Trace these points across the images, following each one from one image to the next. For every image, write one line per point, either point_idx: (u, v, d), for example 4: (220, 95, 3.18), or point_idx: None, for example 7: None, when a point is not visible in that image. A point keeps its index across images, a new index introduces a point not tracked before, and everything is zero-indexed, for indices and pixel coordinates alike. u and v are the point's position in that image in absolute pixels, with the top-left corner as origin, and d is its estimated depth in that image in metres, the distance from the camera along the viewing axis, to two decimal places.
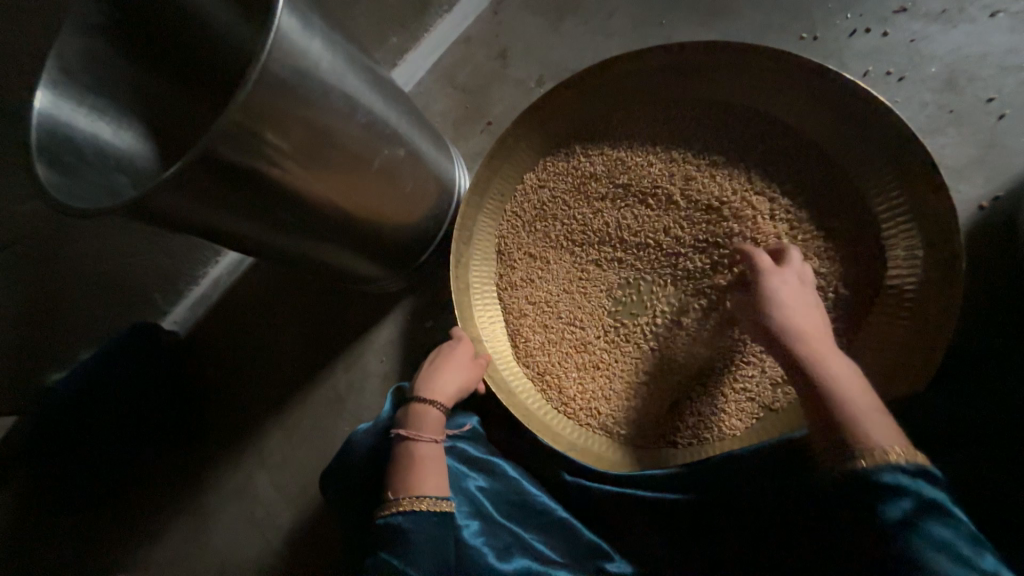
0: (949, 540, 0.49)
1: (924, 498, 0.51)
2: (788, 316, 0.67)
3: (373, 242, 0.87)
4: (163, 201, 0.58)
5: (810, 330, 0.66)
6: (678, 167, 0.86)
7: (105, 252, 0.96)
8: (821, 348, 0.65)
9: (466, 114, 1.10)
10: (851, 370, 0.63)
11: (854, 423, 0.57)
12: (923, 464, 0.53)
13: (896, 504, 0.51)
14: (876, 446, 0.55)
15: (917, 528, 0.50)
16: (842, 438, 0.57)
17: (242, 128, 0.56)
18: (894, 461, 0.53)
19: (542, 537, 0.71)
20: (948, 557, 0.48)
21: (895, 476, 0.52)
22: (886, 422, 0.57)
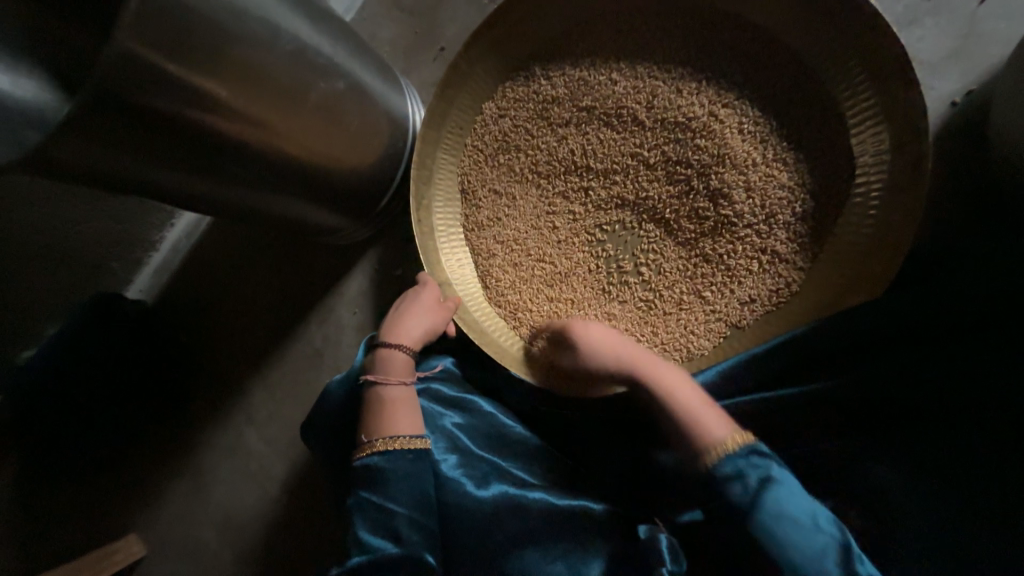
0: (785, 506, 0.54)
1: (760, 477, 0.55)
2: (608, 356, 0.70)
3: (326, 188, 0.82)
4: (67, 150, 0.52)
5: (634, 356, 0.70)
6: (643, 84, 0.81)
7: (46, 219, 0.90)
8: (647, 366, 0.68)
9: (416, 41, 1.01)
10: (680, 377, 0.66)
11: (693, 426, 0.60)
12: (753, 444, 0.57)
13: (740, 488, 0.55)
14: (717, 441, 0.58)
15: (760, 506, 0.54)
16: (692, 445, 0.59)
17: (141, 63, 0.51)
18: (731, 452, 0.57)
19: (519, 463, 0.73)
20: (788, 526, 0.53)
21: (734, 465, 0.56)
22: (717, 412, 0.61)
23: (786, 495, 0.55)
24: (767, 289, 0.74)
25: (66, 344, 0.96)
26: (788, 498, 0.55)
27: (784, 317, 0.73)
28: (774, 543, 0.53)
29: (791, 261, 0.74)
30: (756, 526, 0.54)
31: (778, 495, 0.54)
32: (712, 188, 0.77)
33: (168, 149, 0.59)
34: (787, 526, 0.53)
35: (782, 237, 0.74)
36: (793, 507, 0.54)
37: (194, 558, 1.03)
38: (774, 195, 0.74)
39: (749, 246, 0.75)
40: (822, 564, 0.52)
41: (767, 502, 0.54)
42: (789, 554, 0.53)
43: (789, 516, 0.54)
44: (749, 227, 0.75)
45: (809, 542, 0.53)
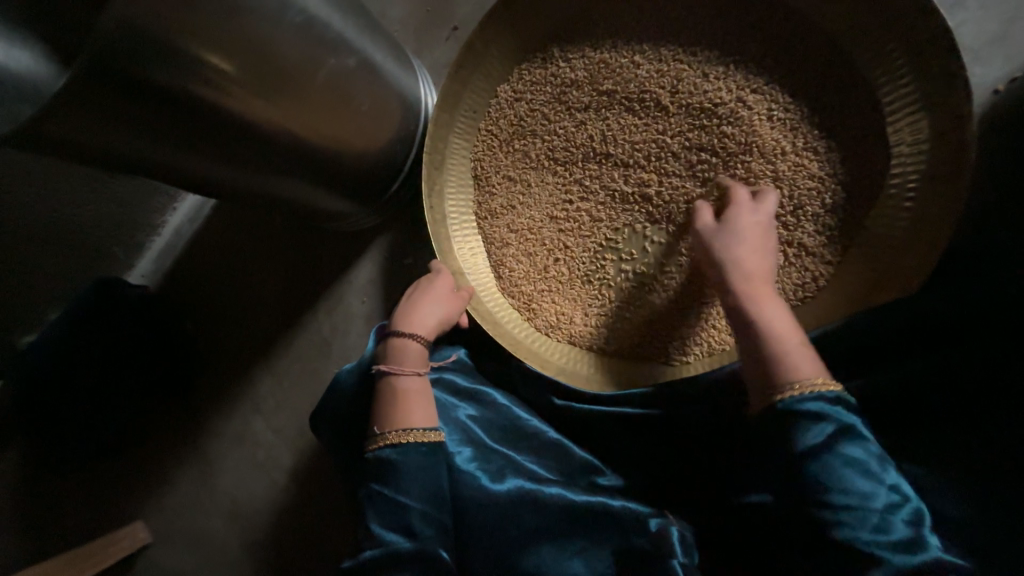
0: (863, 458, 0.51)
1: (844, 426, 0.52)
2: (739, 260, 0.65)
3: (335, 172, 0.79)
4: (67, 125, 0.50)
5: (756, 270, 0.65)
6: (667, 67, 0.78)
7: (45, 200, 0.88)
8: (761, 288, 0.63)
9: (428, 19, 0.97)
10: (785, 314, 0.62)
11: (782, 355, 0.57)
12: (842, 393, 0.54)
13: (820, 430, 0.52)
14: (801, 377, 0.55)
15: (834, 452, 0.51)
16: (769, 369, 0.57)
17: (143, 32, 0.48)
18: (818, 391, 0.54)
19: (534, 456, 0.71)
20: (856, 474, 0.51)
21: (820, 406, 0.53)
22: (810, 354, 0.57)
23: (864, 449, 0.52)
24: (792, 283, 0.72)
25: (69, 329, 0.94)
26: (865, 450, 0.52)
27: (810, 313, 0.71)
28: (838, 491, 0.50)
29: (819, 254, 0.71)
30: (823, 470, 0.51)
31: (857, 445, 0.52)
32: (740, 177, 0.74)
33: (170, 125, 0.56)
34: (858, 477, 0.51)
35: (810, 229, 0.71)
36: (868, 459, 0.51)
37: (203, 546, 1.02)
38: (803, 186, 0.71)
39: (777, 238, 0.72)
40: (886, 518, 0.49)
41: (844, 449, 0.51)
42: (851, 504, 0.50)
43: (863, 467, 0.51)
44: (776, 219, 0.72)
45: (874, 495, 0.50)
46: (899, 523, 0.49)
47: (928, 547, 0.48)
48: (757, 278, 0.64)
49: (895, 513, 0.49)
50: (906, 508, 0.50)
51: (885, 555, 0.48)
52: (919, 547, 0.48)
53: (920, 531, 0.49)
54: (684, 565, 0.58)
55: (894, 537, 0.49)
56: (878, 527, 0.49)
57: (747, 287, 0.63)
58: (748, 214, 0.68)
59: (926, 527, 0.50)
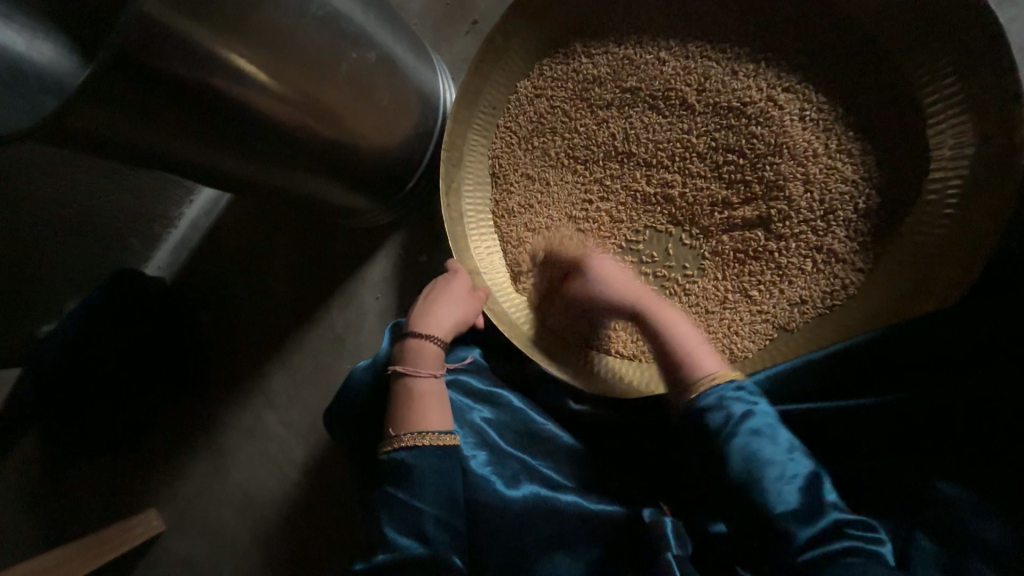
0: (761, 430, 0.53)
1: (740, 405, 0.55)
2: (620, 287, 0.71)
3: (353, 167, 0.78)
4: (86, 118, 0.49)
5: (646, 293, 0.71)
6: (695, 64, 0.75)
7: (65, 190, 0.88)
8: (652, 306, 0.70)
9: (449, 13, 0.95)
10: (682, 322, 0.68)
11: (689, 362, 0.62)
12: (742, 380, 0.58)
13: (718, 415, 0.55)
14: (707, 373, 0.60)
15: (736, 431, 0.54)
16: (681, 374, 0.62)
17: (163, 24, 0.47)
18: (724, 381, 0.58)
19: (550, 462, 0.70)
20: (760, 449, 0.52)
21: (716, 395, 0.57)
22: (713, 354, 0.63)
23: (761, 422, 0.54)
24: (820, 291, 0.69)
25: (88, 320, 0.95)
26: (763, 422, 0.54)
27: (839, 322, 0.68)
28: (741, 466, 0.52)
29: (850, 260, 0.69)
30: (729, 449, 0.53)
31: (756, 419, 0.54)
32: (769, 179, 0.71)
33: (189, 119, 0.55)
34: (759, 449, 0.52)
35: (842, 235, 0.69)
36: (766, 430, 0.53)
37: (214, 537, 1.03)
38: (835, 189, 0.69)
39: (805, 244, 0.70)
40: (784, 490, 0.50)
41: (744, 424, 0.54)
42: (753, 477, 0.51)
43: (762, 439, 0.53)
44: (806, 223, 0.70)
45: (775, 465, 0.51)
46: (799, 490, 0.50)
47: (828, 511, 0.48)
48: (644, 297, 0.71)
49: (795, 479, 0.50)
50: (808, 473, 0.51)
51: (785, 523, 0.48)
52: (817, 512, 0.48)
53: (819, 495, 0.49)
54: (678, 557, 0.56)
55: (796, 505, 0.49)
56: (779, 496, 0.49)
57: (640, 308, 0.70)
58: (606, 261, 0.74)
59: (828, 490, 0.50)
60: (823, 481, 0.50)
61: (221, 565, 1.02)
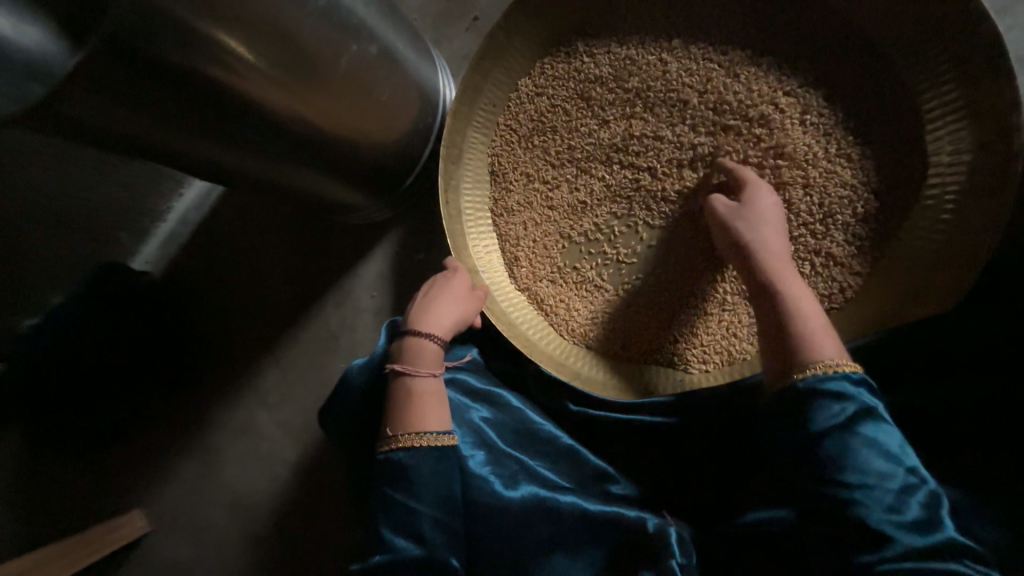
0: (881, 439, 0.50)
1: (862, 405, 0.52)
2: (758, 238, 0.64)
3: (351, 162, 0.77)
4: (79, 106, 0.48)
5: (780, 254, 0.64)
6: (697, 66, 0.75)
7: (50, 180, 0.85)
8: (782, 269, 0.63)
9: (449, 8, 0.94)
10: (808, 297, 0.61)
11: (807, 338, 0.57)
12: (866, 377, 0.53)
13: (839, 408, 0.52)
14: (819, 358, 0.55)
15: (854, 429, 0.50)
16: (793, 349, 0.57)
17: (161, 11, 0.46)
18: (848, 371, 0.53)
19: (549, 462, 0.69)
20: (877, 455, 0.49)
21: (840, 384, 0.52)
22: (834, 339, 0.58)
23: (883, 431, 0.51)
24: (818, 294, 0.70)
25: (74, 314, 0.92)
26: (883, 429, 0.51)
27: (836, 325, 0.69)
28: (851, 467, 0.49)
29: (847, 264, 0.69)
30: (841, 447, 0.50)
31: (878, 425, 0.51)
32: (769, 182, 0.71)
33: (184, 108, 0.54)
34: (874, 452, 0.49)
35: (841, 239, 0.69)
36: (887, 440, 0.50)
37: (203, 537, 1.01)
38: (833, 194, 0.69)
39: (805, 247, 0.70)
40: (901, 500, 0.47)
41: (864, 428, 0.50)
42: (863, 480, 0.48)
43: (880, 446, 0.50)
44: (805, 227, 0.70)
45: (891, 475, 0.48)
46: (914, 506, 0.47)
47: (942, 533, 0.46)
48: (780, 257, 0.64)
49: (911, 495, 0.47)
50: (927, 493, 0.48)
51: (891, 534, 0.46)
52: (931, 531, 0.46)
53: (935, 516, 0.46)
54: (682, 565, 0.56)
55: (905, 519, 0.46)
56: (891, 508, 0.47)
57: (774, 268, 0.63)
58: (763, 200, 0.67)
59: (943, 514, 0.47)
60: (940, 504, 0.48)
61: (210, 566, 1.00)
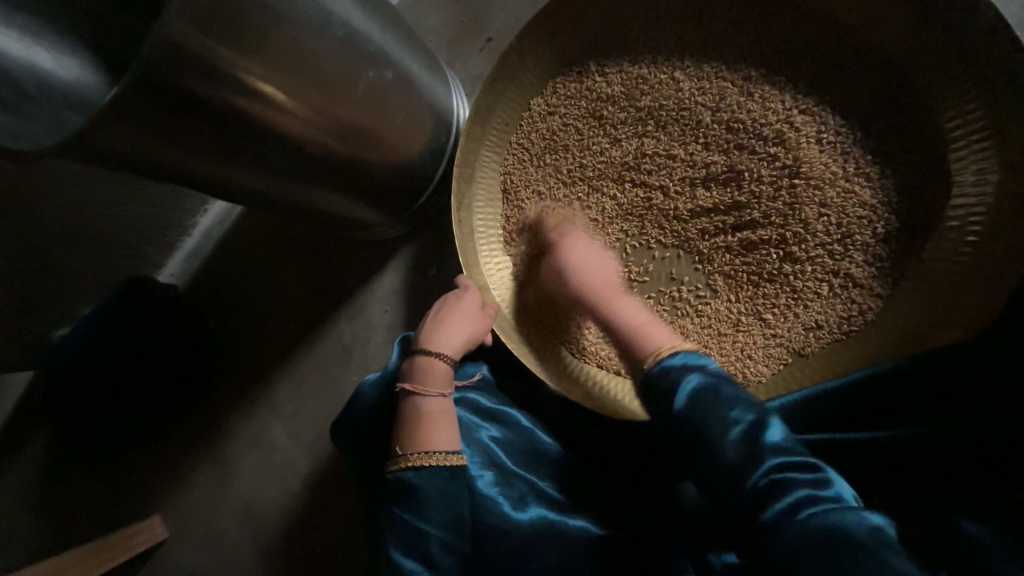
0: (701, 388, 0.53)
1: (678, 371, 0.56)
2: (579, 273, 0.72)
3: (366, 182, 0.78)
4: (108, 136, 0.50)
5: (604, 274, 0.73)
6: (710, 85, 0.75)
7: (82, 200, 0.89)
8: (608, 291, 0.71)
9: (463, 30, 0.96)
10: (637, 306, 0.70)
11: (642, 343, 0.64)
12: (690, 349, 0.59)
13: (663, 378, 0.56)
14: (653, 350, 0.62)
15: (677, 387, 0.54)
16: (637, 352, 0.64)
17: (185, 46, 0.47)
18: (667, 356, 0.59)
19: (558, 484, 0.68)
20: (702, 400, 0.52)
21: (661, 363, 0.58)
22: (665, 332, 0.65)
23: (704, 377, 0.54)
24: (837, 316, 0.68)
25: (101, 327, 0.96)
26: (703, 380, 0.54)
27: (856, 348, 0.67)
28: (688, 427, 0.51)
29: (867, 286, 0.67)
30: (671, 407, 0.53)
31: (692, 379, 0.54)
32: (784, 201, 0.70)
33: (206, 136, 0.56)
34: (700, 400, 0.52)
35: (860, 260, 0.68)
36: (707, 387, 0.52)
37: (217, 546, 1.03)
38: (852, 213, 0.68)
39: (822, 268, 0.69)
40: (728, 438, 0.48)
41: (684, 387, 0.53)
42: (699, 436, 0.50)
43: (704, 395, 0.52)
44: (821, 246, 0.69)
45: (722, 420, 0.49)
46: (740, 439, 0.48)
47: (769, 457, 0.47)
48: (602, 282, 0.72)
49: (740, 432, 0.48)
50: (751, 420, 0.49)
51: (738, 481, 0.47)
52: (764, 462, 0.46)
53: (759, 441, 0.48)
54: None
55: (743, 460, 0.47)
56: (723, 452, 0.48)
57: (600, 293, 0.71)
58: (578, 238, 0.76)
59: (773, 434, 0.48)
60: (767, 424, 0.49)
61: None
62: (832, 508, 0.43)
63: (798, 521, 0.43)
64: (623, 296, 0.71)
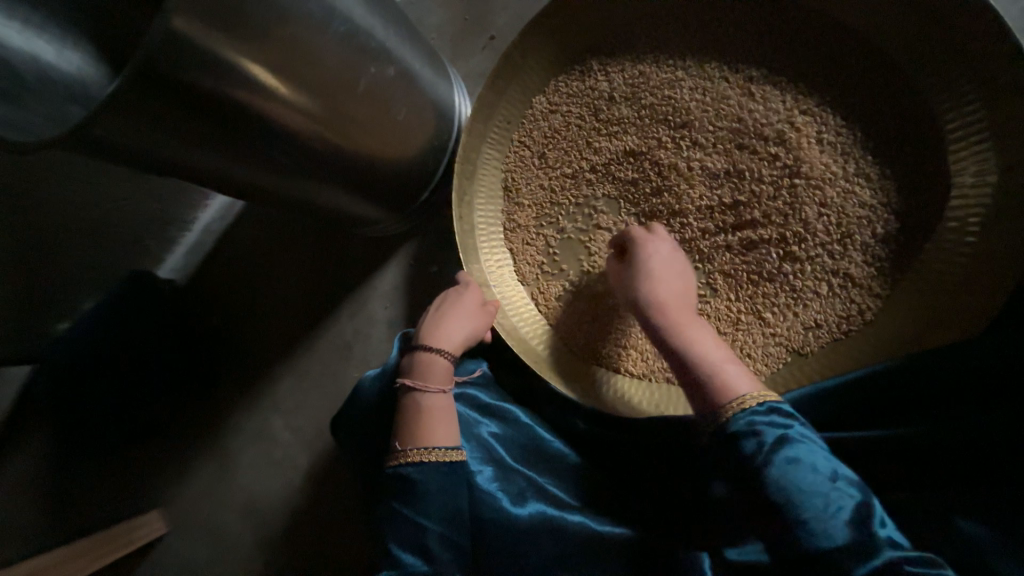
0: (800, 459, 0.49)
1: (774, 429, 0.51)
2: (656, 289, 0.68)
3: (367, 179, 0.78)
4: (111, 128, 0.50)
5: (680, 306, 0.67)
6: (711, 84, 0.75)
7: (84, 195, 0.90)
8: (682, 320, 0.65)
9: (465, 28, 0.96)
10: (709, 337, 0.64)
11: (715, 385, 0.57)
12: (778, 403, 0.53)
13: (755, 443, 0.51)
14: (734, 397, 0.55)
15: (772, 460, 0.49)
16: (711, 396, 0.57)
17: (187, 38, 0.47)
18: (751, 406, 0.53)
19: (556, 480, 0.68)
20: (801, 475, 0.48)
21: (753, 416, 0.52)
22: (742, 371, 0.58)
23: (804, 446, 0.50)
24: (836, 315, 0.68)
25: (103, 320, 0.96)
26: (803, 449, 0.50)
27: (853, 348, 0.67)
28: (785, 499, 0.47)
29: (866, 286, 0.68)
30: (767, 479, 0.48)
31: (794, 446, 0.50)
32: (786, 201, 0.70)
33: (206, 130, 0.55)
34: (800, 478, 0.48)
35: (860, 261, 0.68)
36: (807, 459, 0.49)
37: (216, 540, 1.03)
38: (852, 213, 0.68)
39: (823, 268, 0.69)
40: (831, 523, 0.45)
41: (780, 455, 0.49)
42: (799, 513, 0.46)
43: (806, 472, 0.48)
44: (822, 247, 0.69)
45: (827, 497, 0.46)
46: (846, 526, 0.45)
47: (885, 549, 0.43)
48: (676, 309, 0.67)
49: (849, 515, 0.45)
50: (858, 505, 0.46)
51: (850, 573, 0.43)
52: (881, 554, 0.43)
53: (872, 534, 0.44)
54: None
55: (853, 545, 0.44)
56: (832, 541, 0.44)
57: (669, 319, 0.66)
58: (659, 247, 0.72)
59: (882, 523, 0.45)
60: (876, 511, 0.46)
61: (223, 569, 1.02)
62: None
63: None
64: (691, 328, 0.64)
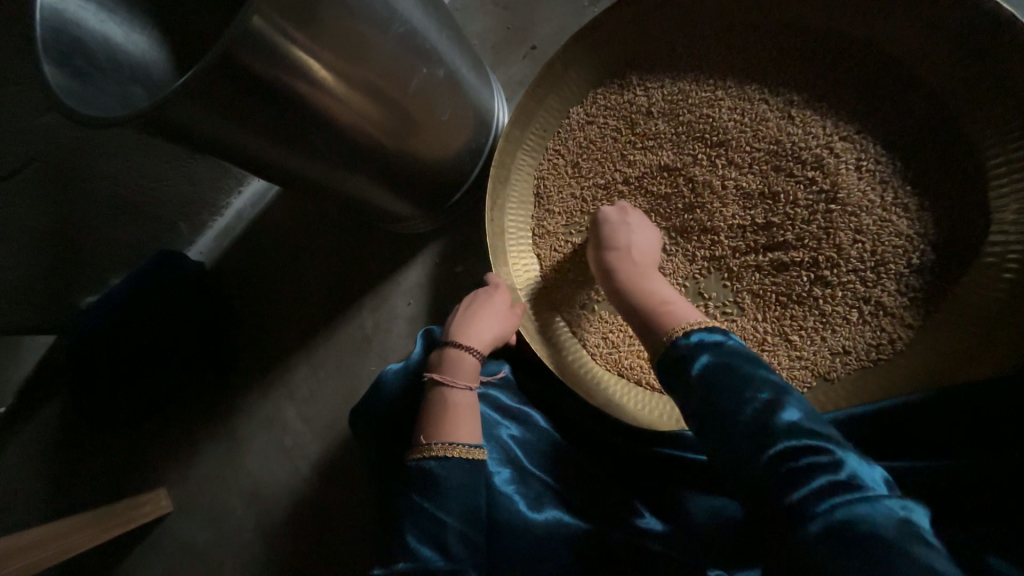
0: (722, 363, 0.50)
1: (704, 343, 0.53)
2: (619, 239, 0.73)
3: (405, 174, 0.80)
4: (178, 110, 0.52)
5: (643, 257, 0.72)
6: (750, 106, 0.76)
7: (126, 172, 0.93)
8: (638, 271, 0.70)
9: (509, 36, 0.99)
10: (666, 289, 0.68)
11: (665, 320, 0.60)
12: (717, 326, 0.56)
13: (688, 355, 0.53)
14: (680, 325, 0.58)
15: (696, 365, 0.52)
16: (659, 328, 0.60)
17: (263, 34, 0.49)
18: (693, 329, 0.56)
19: (575, 488, 0.68)
20: (720, 376, 0.49)
21: (689, 337, 0.55)
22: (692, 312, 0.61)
23: (724, 357, 0.51)
24: (866, 343, 0.68)
25: (133, 296, 0.98)
26: (727, 354, 0.51)
27: (883, 375, 0.67)
28: (702, 396, 0.49)
29: (898, 315, 0.67)
30: (690, 378, 0.51)
31: (717, 352, 0.51)
32: (820, 225, 0.71)
33: (264, 118, 0.57)
34: (718, 378, 0.49)
35: (892, 289, 0.68)
36: (727, 365, 0.50)
37: (220, 524, 1.03)
38: (887, 242, 0.68)
39: (853, 293, 0.69)
40: (737, 415, 0.46)
41: (703, 359, 0.51)
42: (713, 406, 0.48)
43: (724, 373, 0.49)
44: (854, 273, 0.69)
45: (735, 400, 0.47)
46: (753, 418, 0.46)
47: (784, 436, 0.44)
48: (637, 260, 0.71)
49: (754, 412, 0.46)
50: (766, 401, 0.46)
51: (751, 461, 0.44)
52: (778, 441, 0.44)
53: (775, 422, 0.45)
54: None
55: (756, 437, 0.45)
56: (737, 430, 0.46)
57: (631, 268, 0.70)
58: (633, 217, 0.76)
59: (789, 416, 0.45)
60: (784, 405, 0.46)
61: (223, 553, 1.02)
62: (853, 497, 0.39)
63: (821, 511, 0.39)
64: (646, 278, 0.69)
